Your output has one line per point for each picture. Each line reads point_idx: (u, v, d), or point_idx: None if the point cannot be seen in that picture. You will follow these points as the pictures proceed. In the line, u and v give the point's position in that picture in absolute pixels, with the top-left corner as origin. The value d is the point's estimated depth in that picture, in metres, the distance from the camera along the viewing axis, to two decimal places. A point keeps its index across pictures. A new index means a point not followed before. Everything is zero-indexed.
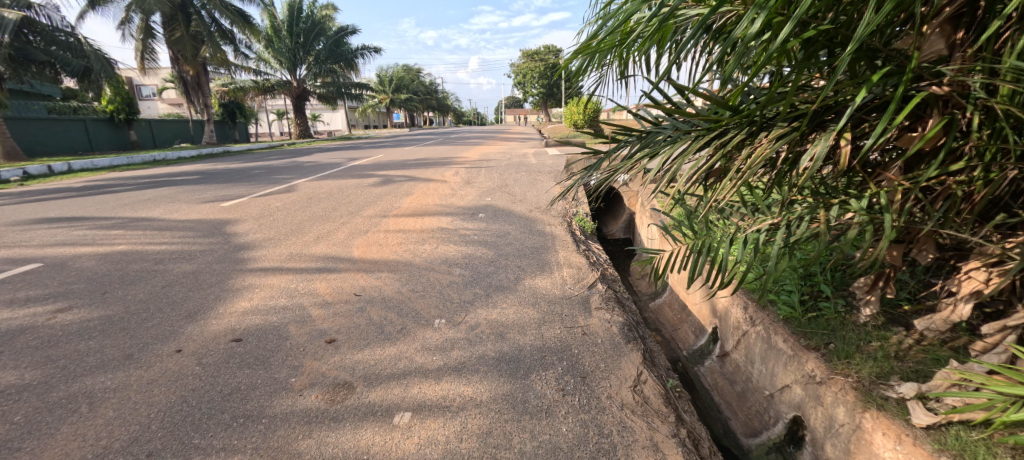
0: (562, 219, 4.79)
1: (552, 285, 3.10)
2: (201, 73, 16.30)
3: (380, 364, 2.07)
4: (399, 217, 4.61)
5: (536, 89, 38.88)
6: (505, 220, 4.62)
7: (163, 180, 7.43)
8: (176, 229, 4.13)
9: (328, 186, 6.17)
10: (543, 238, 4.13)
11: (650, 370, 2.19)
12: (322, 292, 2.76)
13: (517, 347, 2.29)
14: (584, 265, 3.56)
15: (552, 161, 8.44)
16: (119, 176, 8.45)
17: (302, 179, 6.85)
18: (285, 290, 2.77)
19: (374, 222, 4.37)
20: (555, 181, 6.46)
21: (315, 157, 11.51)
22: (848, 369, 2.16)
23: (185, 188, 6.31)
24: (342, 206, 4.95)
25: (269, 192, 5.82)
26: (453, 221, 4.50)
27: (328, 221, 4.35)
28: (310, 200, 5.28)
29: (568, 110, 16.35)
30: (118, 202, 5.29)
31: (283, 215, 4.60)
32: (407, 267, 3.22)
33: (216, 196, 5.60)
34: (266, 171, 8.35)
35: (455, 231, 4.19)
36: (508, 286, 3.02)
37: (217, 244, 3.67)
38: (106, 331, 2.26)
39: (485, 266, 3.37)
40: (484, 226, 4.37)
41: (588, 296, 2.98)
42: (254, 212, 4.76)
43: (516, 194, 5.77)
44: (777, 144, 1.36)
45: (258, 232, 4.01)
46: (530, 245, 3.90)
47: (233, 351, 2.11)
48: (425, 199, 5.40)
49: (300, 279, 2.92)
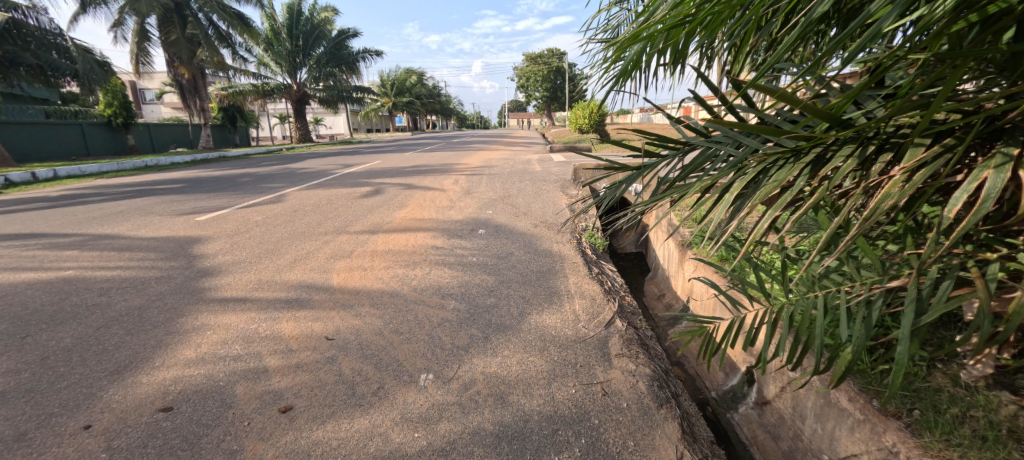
0: (571, 236, 4.32)
1: (563, 323, 2.62)
2: (197, 76, 15.93)
3: (345, 447, 1.59)
4: (389, 233, 4.14)
5: (539, 93, 38.56)
6: (507, 237, 4.16)
7: (145, 189, 7.02)
8: (138, 249, 3.68)
9: (317, 197, 5.72)
10: (550, 261, 3.66)
11: (692, 450, 1.69)
12: (287, 335, 2.29)
13: (521, 416, 1.81)
14: (599, 295, 3.08)
15: (557, 168, 7.97)
16: (103, 184, 8.07)
17: (291, 188, 6.42)
18: (244, 333, 2.30)
19: (361, 240, 3.91)
20: (562, 192, 5.99)
21: (310, 163, 11.09)
22: (949, 449, 1.66)
23: (165, 198, 5.89)
24: (328, 221, 4.50)
25: (252, 203, 5.39)
26: (450, 239, 4.03)
27: (309, 240, 3.91)
28: (294, 214, 4.82)
29: (572, 114, 15.98)
30: (86, 216, 4.87)
31: (261, 232, 4.15)
32: (392, 300, 2.75)
33: (193, 208, 5.17)
34: (255, 179, 7.94)
35: (451, 252, 3.72)
36: (510, 325, 2.54)
37: (179, 268, 3.22)
38: (4, 396, 1.80)
39: (483, 296, 2.90)
40: (484, 245, 3.90)
41: (606, 338, 2.50)
42: (230, 227, 4.32)
43: (519, 206, 5.30)
44: (924, 175, 0.93)
45: (228, 253, 3.55)
46: (536, 270, 3.43)
47: (158, 427, 1.65)
48: (420, 212, 4.93)
49: (265, 317, 2.46)
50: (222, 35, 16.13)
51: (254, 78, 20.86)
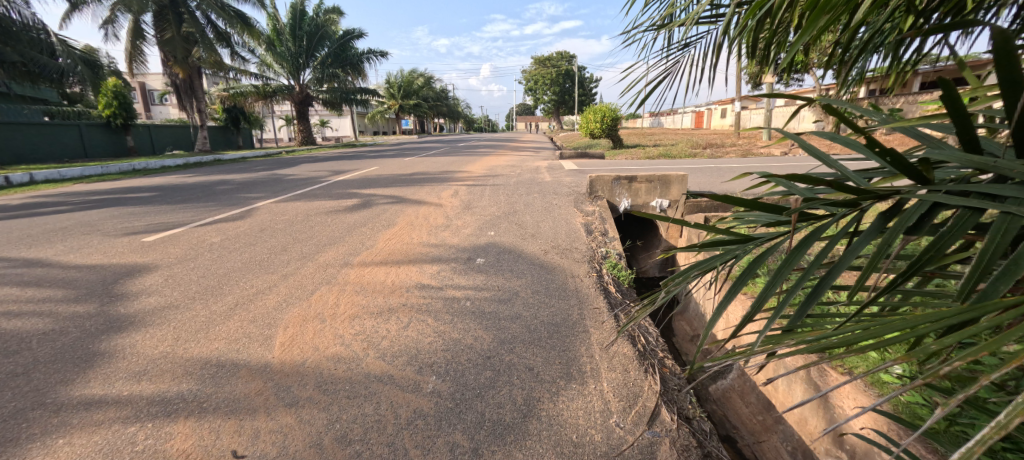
0: (590, 266, 3.58)
1: (586, 417, 1.84)
2: (193, 75, 15.29)
3: None
4: (367, 264, 3.39)
5: (547, 96, 37.70)
6: (512, 269, 3.39)
7: (111, 198, 6.32)
8: (49, 283, 2.95)
9: (294, 211, 4.98)
10: (566, 305, 2.87)
11: None
12: (172, 452, 1.53)
13: None
14: (633, 364, 2.27)
15: (570, 179, 7.17)
16: (72, 191, 7.41)
17: (270, 199, 5.68)
18: (110, 446, 1.54)
19: (330, 273, 3.17)
20: (576, 208, 5.19)
21: (305, 169, 10.37)
22: None
23: (122, 210, 5.17)
24: (296, 244, 3.76)
25: (217, 218, 4.67)
26: (441, 274, 3.25)
27: (265, 271, 3.16)
28: (260, 233, 4.07)
29: (583, 118, 15.09)
30: (22, 233, 4.17)
31: (210, 259, 3.39)
32: (348, 377, 1.99)
33: (146, 224, 4.43)
34: (236, 187, 7.21)
35: (440, 293, 2.92)
36: (512, 425, 1.75)
37: (80, 317, 2.47)
38: None
39: (475, 368, 2.12)
40: (484, 283, 3.11)
41: (649, 447, 1.70)
42: (177, 252, 3.58)
43: (526, 226, 4.51)
44: None
45: (156, 292, 2.80)
46: (546, 321, 2.63)
47: None
48: (409, 233, 4.18)
49: (152, 414, 1.71)
50: (221, 34, 15.57)
51: (257, 78, 20.36)
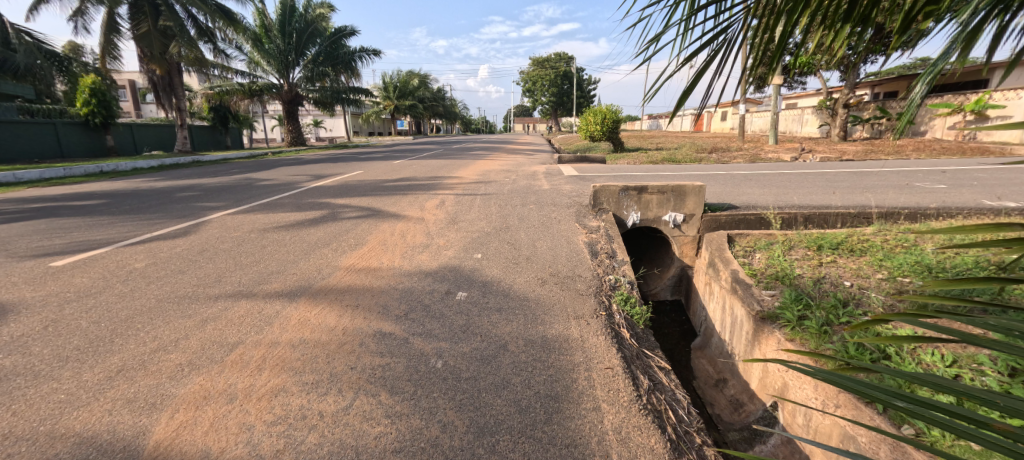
0: (595, 299, 2.90)
1: None
2: (172, 71, 14.41)
3: None
4: (316, 300, 2.68)
5: (547, 98, 36.88)
6: (498, 308, 2.70)
7: (52, 207, 5.57)
8: None
9: (250, 226, 4.26)
10: (569, 365, 2.17)
11: None
12: None
13: None
14: None
15: (570, 186, 6.45)
16: (15, 198, 6.63)
17: (229, 210, 4.96)
18: None
19: (263, 316, 2.47)
20: (578, 223, 4.50)
21: (284, 172, 9.58)
22: None
23: (49, 223, 4.44)
24: (235, 273, 3.04)
25: (156, 235, 3.95)
26: (408, 315, 2.55)
27: (181, 313, 2.45)
28: (198, 256, 3.36)
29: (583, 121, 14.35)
30: None
31: (118, 295, 2.67)
32: None
33: (66, 243, 3.70)
34: (198, 194, 6.47)
35: (404, 347, 2.22)
36: None
37: None
38: None
39: None
40: (462, 332, 2.40)
41: None
42: (82, 283, 2.86)
43: (521, 246, 3.82)
44: None
45: (20, 348, 2.08)
46: (542, 394, 1.94)
47: None
48: (380, 255, 3.50)
49: None
50: (203, 30, 14.84)
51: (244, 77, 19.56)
